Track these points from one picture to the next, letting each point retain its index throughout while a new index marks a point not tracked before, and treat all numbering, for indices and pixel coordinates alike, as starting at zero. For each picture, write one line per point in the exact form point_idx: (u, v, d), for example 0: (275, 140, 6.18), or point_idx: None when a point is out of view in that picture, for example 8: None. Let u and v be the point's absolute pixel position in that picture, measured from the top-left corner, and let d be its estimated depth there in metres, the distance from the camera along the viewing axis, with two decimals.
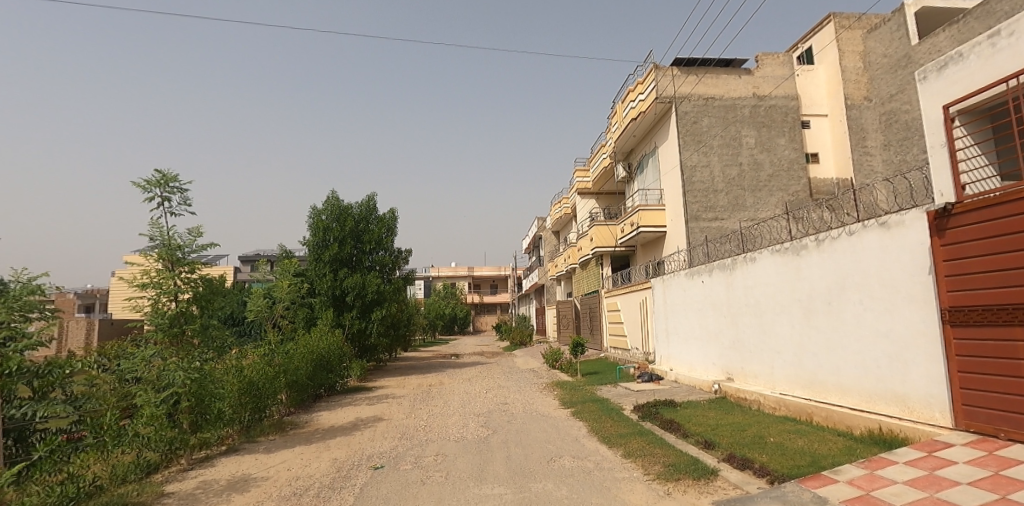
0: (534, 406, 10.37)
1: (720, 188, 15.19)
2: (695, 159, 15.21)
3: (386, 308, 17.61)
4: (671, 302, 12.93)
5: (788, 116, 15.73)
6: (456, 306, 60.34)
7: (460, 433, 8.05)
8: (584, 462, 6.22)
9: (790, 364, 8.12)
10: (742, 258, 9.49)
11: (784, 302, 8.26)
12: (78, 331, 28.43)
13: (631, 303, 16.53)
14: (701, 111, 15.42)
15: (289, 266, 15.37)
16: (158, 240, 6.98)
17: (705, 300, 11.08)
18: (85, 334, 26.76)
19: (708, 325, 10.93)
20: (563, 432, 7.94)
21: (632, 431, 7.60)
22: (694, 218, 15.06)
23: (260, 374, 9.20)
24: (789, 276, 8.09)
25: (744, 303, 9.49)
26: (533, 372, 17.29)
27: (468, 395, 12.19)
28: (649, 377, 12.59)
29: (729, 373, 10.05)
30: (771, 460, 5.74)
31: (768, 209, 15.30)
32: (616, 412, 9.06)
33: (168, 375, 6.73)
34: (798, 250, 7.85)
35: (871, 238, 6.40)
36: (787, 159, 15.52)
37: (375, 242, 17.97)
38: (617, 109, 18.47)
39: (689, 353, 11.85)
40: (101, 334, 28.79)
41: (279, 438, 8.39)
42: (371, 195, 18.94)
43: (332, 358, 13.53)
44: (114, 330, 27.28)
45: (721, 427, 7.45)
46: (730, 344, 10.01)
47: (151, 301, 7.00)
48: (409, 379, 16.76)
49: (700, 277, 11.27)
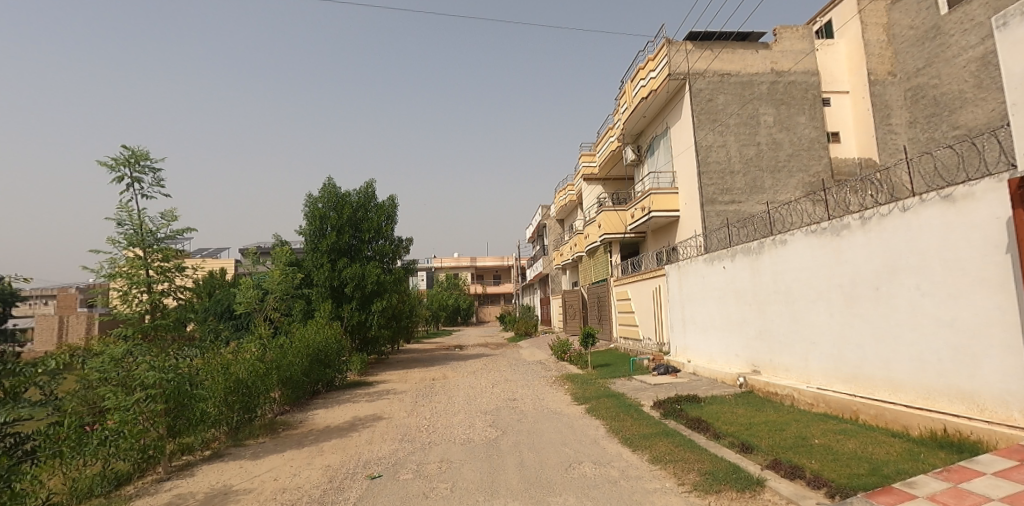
0: (545, 402, 9.68)
1: (736, 169, 14.36)
2: (710, 139, 14.38)
3: (386, 299, 16.91)
4: (688, 290, 12.19)
5: (808, 92, 14.84)
6: (459, 297, 59.86)
7: (466, 434, 7.34)
8: (606, 470, 5.51)
9: (828, 356, 7.40)
10: (770, 241, 8.74)
11: (820, 288, 7.53)
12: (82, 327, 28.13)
13: (643, 291, 15.80)
14: (716, 88, 14.56)
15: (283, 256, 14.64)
16: (126, 224, 6.26)
17: (726, 287, 10.33)
18: (87, 328, 26.40)
19: (731, 314, 10.21)
20: (579, 432, 7.24)
21: (656, 431, 6.90)
22: (710, 201, 14.25)
23: (249, 371, 8.49)
24: (827, 260, 7.34)
25: (772, 290, 8.76)
26: (541, 365, 16.64)
27: (474, 390, 11.51)
28: (665, 369, 11.87)
29: (755, 365, 9.33)
30: (824, 467, 5.03)
31: (787, 191, 14.50)
32: (635, 408, 8.37)
33: (139, 375, 5.99)
34: (839, 231, 7.10)
35: (931, 213, 5.64)
36: (807, 139, 14.65)
37: (374, 231, 17.24)
38: (625, 88, 17.63)
39: (708, 343, 11.15)
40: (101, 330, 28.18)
41: (270, 441, 7.71)
42: (370, 182, 18.19)
43: (330, 352, 12.85)
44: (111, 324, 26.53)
45: (756, 427, 6.74)
46: (757, 335, 9.28)
47: (121, 293, 6.29)
48: (412, 373, 16.15)
49: (721, 263, 10.50)
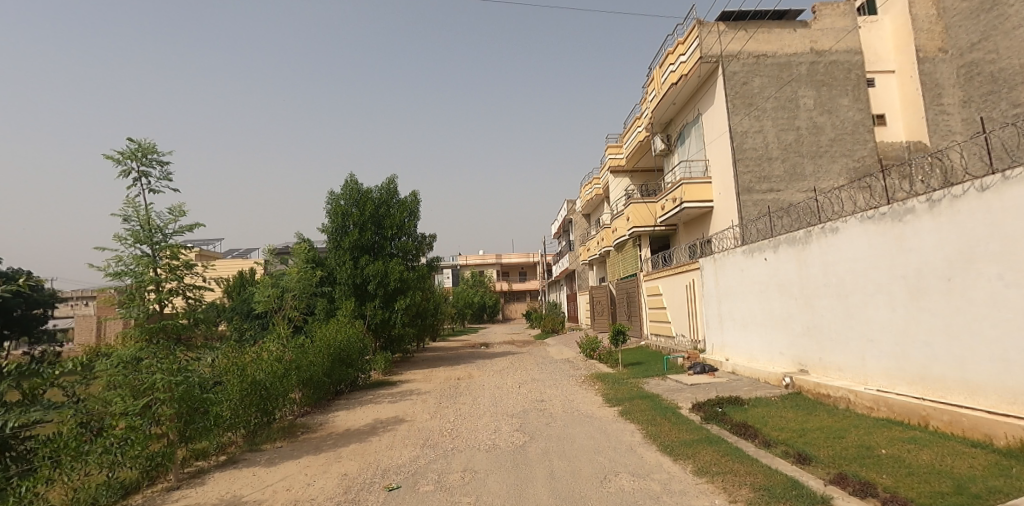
0: (574, 403, 9.18)
1: (775, 155, 13.51)
2: (746, 124, 13.57)
3: (410, 297, 16.63)
4: (724, 285, 11.52)
5: (851, 72, 13.85)
6: (484, 294, 59.69)
7: (492, 440, 6.91)
8: (646, 484, 4.99)
9: (889, 354, 6.69)
10: (819, 229, 8.02)
11: (879, 280, 6.82)
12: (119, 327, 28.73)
13: (675, 286, 15.08)
14: (751, 70, 13.74)
15: (306, 253, 14.55)
16: (133, 219, 6.25)
17: (769, 281, 9.62)
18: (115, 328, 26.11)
19: (774, 309, 9.51)
20: (612, 438, 6.73)
21: (699, 438, 6.36)
22: (746, 190, 13.45)
23: (265, 373, 8.27)
24: (888, 248, 6.61)
25: (822, 283, 8.05)
26: (569, 363, 16.11)
27: (500, 390, 11.09)
28: (702, 368, 11.20)
29: (803, 365, 8.62)
30: (899, 484, 4.41)
31: (830, 178, 13.57)
32: (673, 411, 7.80)
33: (148, 378, 5.86)
34: (901, 215, 6.39)
35: (1015, 192, 4.92)
36: (851, 121, 13.69)
37: (396, 228, 16.99)
38: (654, 75, 16.90)
39: (749, 340, 10.45)
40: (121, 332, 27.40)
41: (286, 447, 7.49)
42: (392, 178, 17.95)
43: (352, 352, 12.61)
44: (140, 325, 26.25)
45: (811, 434, 6.11)
46: (805, 331, 8.56)
47: (129, 292, 6.28)
48: (437, 372, 15.83)
49: (763, 254, 9.80)
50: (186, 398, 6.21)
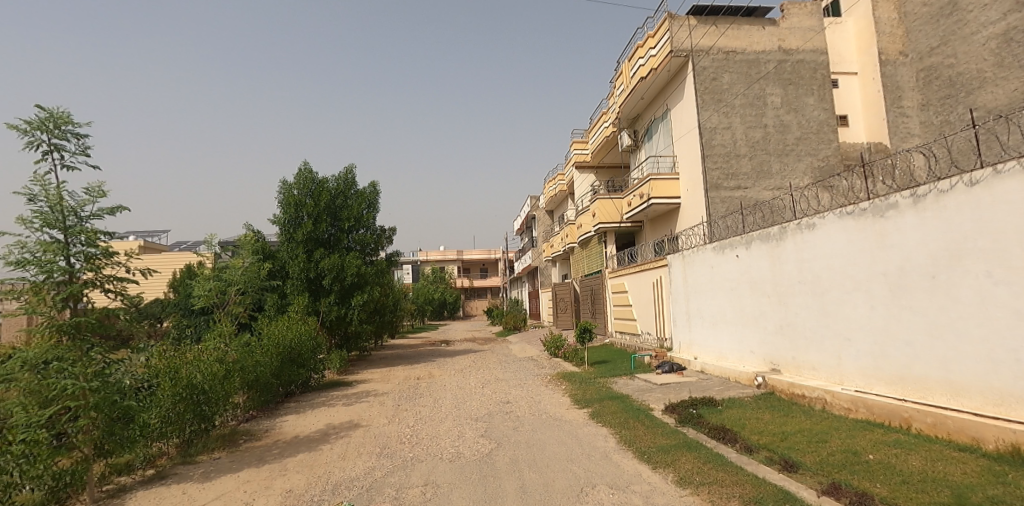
0: (542, 405, 8.70)
1: (743, 152, 13.46)
2: (715, 120, 13.45)
3: (367, 292, 15.74)
4: (693, 281, 11.31)
5: (817, 72, 13.96)
6: (445, 290, 58.72)
7: (455, 448, 6.32)
8: (627, 496, 4.54)
9: (867, 354, 6.52)
10: (794, 226, 7.83)
11: (857, 277, 6.65)
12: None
13: (642, 283, 14.87)
14: (721, 66, 13.62)
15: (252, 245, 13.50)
16: (41, 199, 5.07)
17: (740, 278, 9.42)
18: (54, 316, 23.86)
19: (746, 307, 9.31)
20: (585, 444, 6.27)
21: (676, 443, 5.98)
22: (714, 187, 13.34)
23: (201, 374, 7.36)
24: (868, 244, 6.42)
25: (796, 280, 7.87)
26: (534, 361, 15.66)
27: (463, 391, 10.49)
28: (671, 367, 10.95)
29: (776, 364, 8.45)
30: (896, 494, 4.11)
31: (796, 176, 13.64)
32: (646, 414, 7.42)
33: (57, 384, 4.82)
34: (883, 211, 6.20)
35: (1008, 186, 4.72)
36: (816, 121, 13.81)
37: (354, 219, 16.04)
38: (623, 68, 16.62)
39: (719, 339, 10.26)
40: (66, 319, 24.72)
41: (224, 457, 6.61)
42: (350, 167, 16.98)
43: (303, 351, 11.69)
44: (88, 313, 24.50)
45: (793, 438, 5.82)
46: (778, 330, 8.37)
47: (34, 285, 5.04)
48: (395, 371, 15.04)
49: (734, 251, 9.58)
50: (105, 407, 5.25)
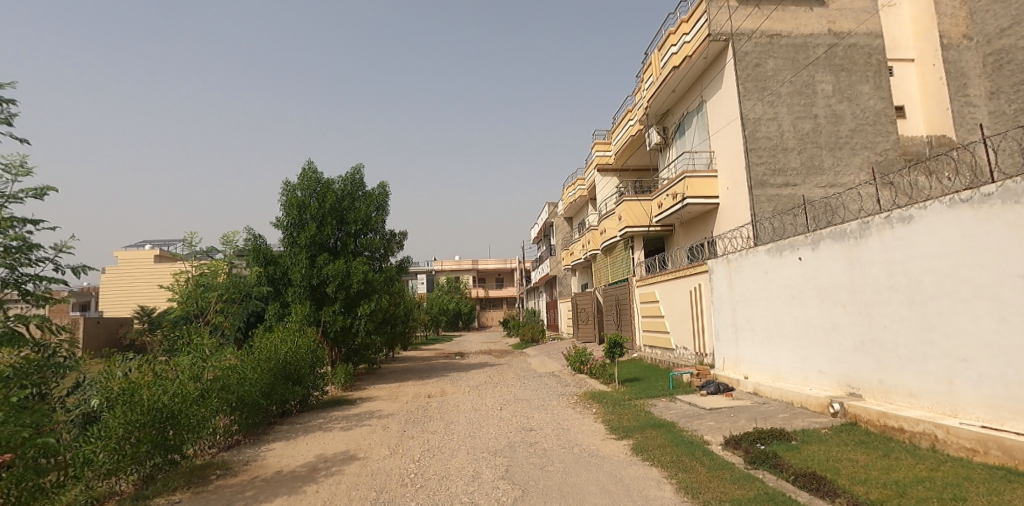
0: (572, 434, 7.36)
1: (791, 145, 12.05)
2: (759, 110, 12.09)
3: (375, 301, 14.53)
4: (740, 290, 9.94)
5: (872, 57, 12.53)
6: (460, 300, 57.71)
7: (468, 495, 5.02)
8: None
9: (994, 379, 5.07)
10: (881, 220, 6.44)
11: (977, 280, 5.22)
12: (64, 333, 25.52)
13: (676, 292, 13.45)
14: (765, 51, 12.30)
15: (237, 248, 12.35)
16: None
17: (806, 284, 7.99)
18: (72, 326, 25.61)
19: (813, 318, 7.87)
20: (633, 493, 4.91)
21: (756, 494, 4.61)
22: (760, 184, 11.92)
23: (169, 396, 6.18)
24: (994, 240, 5.00)
25: (884, 286, 6.45)
26: (556, 378, 14.33)
27: (479, 414, 9.20)
28: (716, 387, 9.53)
29: (857, 388, 6.98)
30: None
31: (851, 172, 12.16)
32: (703, 449, 6.05)
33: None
34: (1015, 196, 4.79)
35: None
36: (872, 111, 12.35)
37: (361, 222, 14.94)
38: (652, 59, 15.37)
39: (778, 356, 8.80)
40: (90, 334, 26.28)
41: (184, 502, 5.35)
42: (358, 167, 15.94)
43: (301, 366, 10.50)
44: (99, 331, 26.86)
45: (913, 492, 4.40)
46: (860, 347, 6.92)
47: None
48: (405, 387, 13.84)
49: (798, 253, 8.15)
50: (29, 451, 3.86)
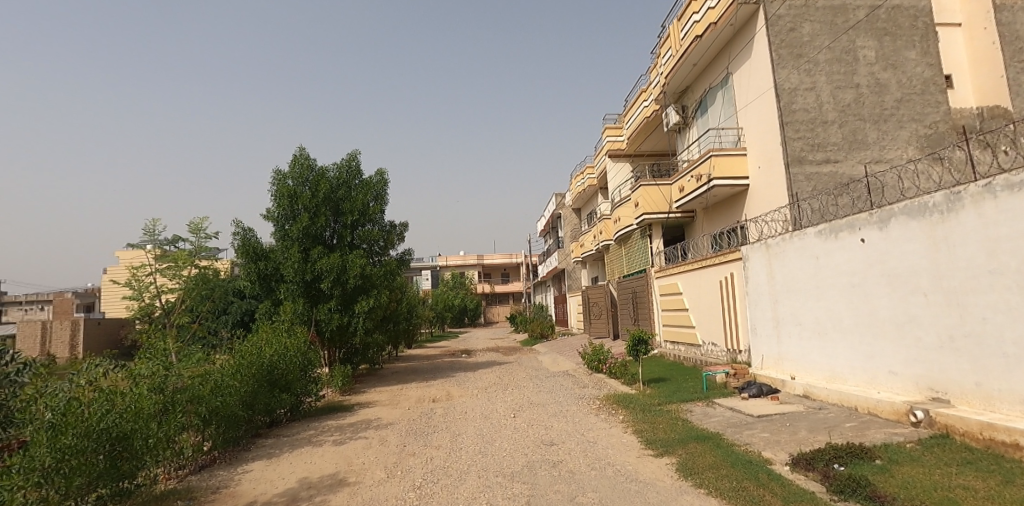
0: (602, 450, 6.26)
1: (830, 118, 10.85)
2: (795, 80, 10.88)
3: (374, 297, 13.42)
4: (783, 279, 8.80)
5: (919, 20, 11.28)
6: (466, 296, 56.75)
7: None
8: None
9: None
10: (978, 190, 5.27)
11: None
12: (65, 334, 24.64)
13: (702, 283, 12.28)
14: (800, 13, 11.07)
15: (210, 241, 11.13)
16: None
17: (872, 272, 6.82)
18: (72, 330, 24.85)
19: (883, 309, 6.70)
20: None
21: None
22: (797, 161, 10.72)
23: (117, 414, 5.05)
24: None
25: (982, 271, 5.29)
26: (571, 378, 13.21)
27: (490, 423, 8.12)
28: (759, 389, 8.42)
29: (945, 393, 5.83)
30: None
31: (897, 147, 10.96)
32: (769, 472, 4.91)
33: None
34: None
35: None
36: (919, 79, 11.12)
37: (358, 213, 13.85)
38: (670, 31, 14.12)
39: (835, 354, 7.64)
40: (90, 337, 25.45)
41: None
42: (354, 154, 14.81)
43: (289, 371, 9.39)
44: (98, 332, 26.00)
45: None
46: (948, 343, 5.77)
47: None
48: (408, 390, 12.79)
49: (860, 235, 6.98)
50: None
